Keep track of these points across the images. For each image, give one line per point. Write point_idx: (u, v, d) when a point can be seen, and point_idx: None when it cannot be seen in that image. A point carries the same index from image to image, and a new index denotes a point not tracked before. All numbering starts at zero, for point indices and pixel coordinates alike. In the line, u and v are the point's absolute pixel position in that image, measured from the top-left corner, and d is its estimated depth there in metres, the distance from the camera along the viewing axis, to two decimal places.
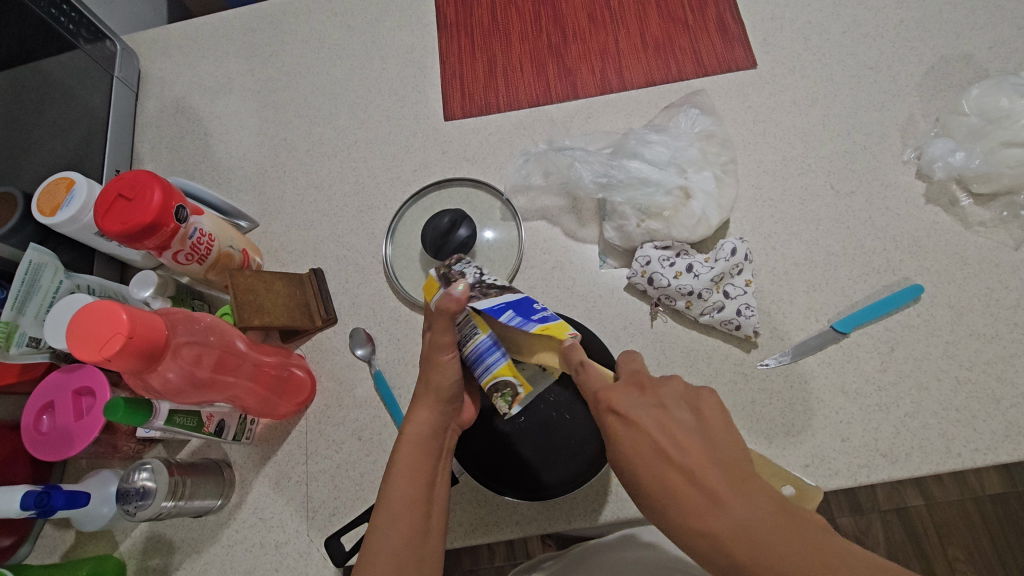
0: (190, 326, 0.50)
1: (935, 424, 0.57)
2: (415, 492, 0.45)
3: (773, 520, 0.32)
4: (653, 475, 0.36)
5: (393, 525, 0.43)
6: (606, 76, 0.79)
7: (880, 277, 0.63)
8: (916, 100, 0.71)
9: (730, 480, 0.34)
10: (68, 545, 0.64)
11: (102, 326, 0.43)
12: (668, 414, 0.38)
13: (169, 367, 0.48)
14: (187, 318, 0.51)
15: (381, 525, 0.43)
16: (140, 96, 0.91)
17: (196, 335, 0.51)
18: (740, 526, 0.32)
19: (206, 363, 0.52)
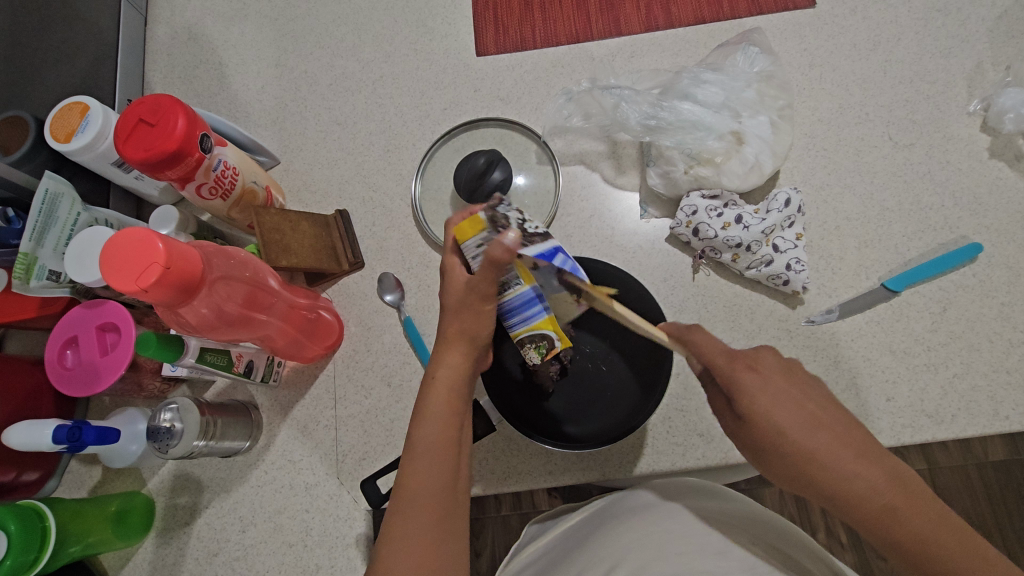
0: (230, 266, 0.49)
1: (984, 386, 0.55)
2: (443, 434, 0.42)
3: (912, 500, 0.36)
4: (786, 436, 0.39)
5: (430, 470, 0.41)
6: (651, 11, 0.73)
7: (936, 235, 0.61)
8: (986, 47, 0.66)
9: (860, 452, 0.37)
10: (95, 481, 0.64)
11: (138, 256, 0.40)
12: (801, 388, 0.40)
13: (203, 302, 0.45)
14: (223, 254, 0.48)
15: (415, 470, 0.41)
16: (148, 22, 0.85)
17: (236, 276, 0.49)
18: (865, 492, 0.36)
19: (239, 301, 0.50)
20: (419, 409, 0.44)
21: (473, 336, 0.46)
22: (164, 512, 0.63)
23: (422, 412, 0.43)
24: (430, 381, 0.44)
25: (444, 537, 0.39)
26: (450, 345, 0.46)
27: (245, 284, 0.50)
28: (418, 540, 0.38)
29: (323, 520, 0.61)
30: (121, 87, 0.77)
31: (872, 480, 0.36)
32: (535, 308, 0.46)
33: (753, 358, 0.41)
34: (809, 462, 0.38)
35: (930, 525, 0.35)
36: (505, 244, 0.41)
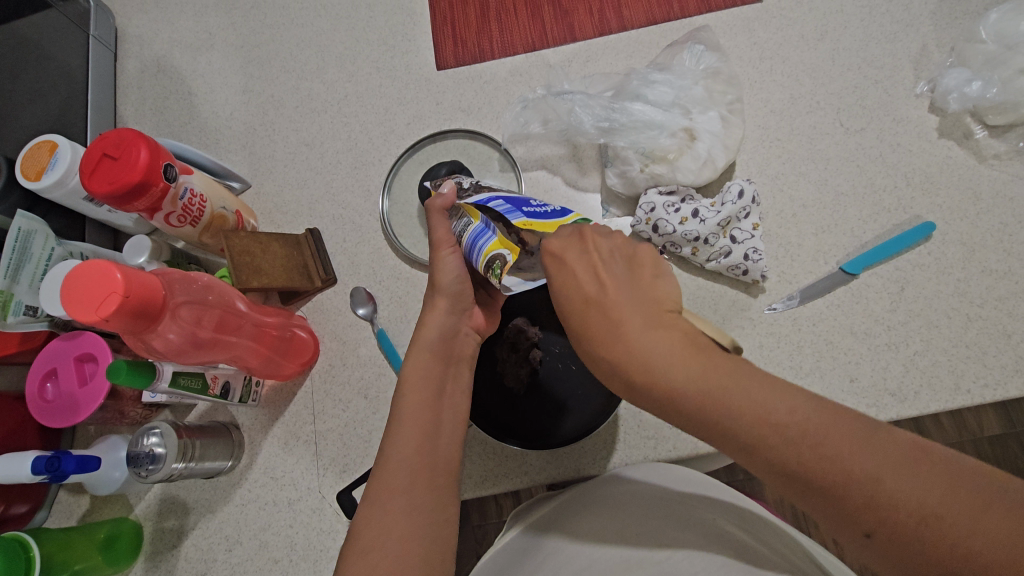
0: (196, 292, 0.50)
1: (944, 361, 0.56)
2: (424, 397, 0.46)
3: (713, 368, 0.32)
4: (578, 318, 0.37)
5: (407, 427, 0.44)
6: (604, 16, 0.75)
7: (890, 216, 0.62)
8: (930, 29, 0.67)
9: (648, 320, 0.35)
10: (84, 510, 0.65)
11: (96, 286, 0.42)
12: (597, 262, 0.38)
13: (169, 327, 0.47)
14: (187, 281, 0.50)
15: (397, 427, 0.44)
16: (118, 56, 0.87)
17: (199, 297, 0.50)
18: (644, 359, 0.33)
19: (206, 323, 0.51)
20: (401, 372, 0.47)
21: (450, 293, 0.50)
22: (152, 536, 0.64)
23: (404, 376, 0.47)
24: (415, 349, 0.48)
25: (420, 491, 0.42)
26: (431, 306, 0.50)
27: (211, 304, 0.52)
28: (394, 495, 0.41)
29: (308, 534, 0.62)
30: (93, 122, 0.79)
31: (650, 346, 0.34)
32: (485, 233, 0.46)
33: (551, 246, 0.39)
34: (590, 340, 0.36)
35: (760, 422, 0.30)
36: (443, 195, 0.52)
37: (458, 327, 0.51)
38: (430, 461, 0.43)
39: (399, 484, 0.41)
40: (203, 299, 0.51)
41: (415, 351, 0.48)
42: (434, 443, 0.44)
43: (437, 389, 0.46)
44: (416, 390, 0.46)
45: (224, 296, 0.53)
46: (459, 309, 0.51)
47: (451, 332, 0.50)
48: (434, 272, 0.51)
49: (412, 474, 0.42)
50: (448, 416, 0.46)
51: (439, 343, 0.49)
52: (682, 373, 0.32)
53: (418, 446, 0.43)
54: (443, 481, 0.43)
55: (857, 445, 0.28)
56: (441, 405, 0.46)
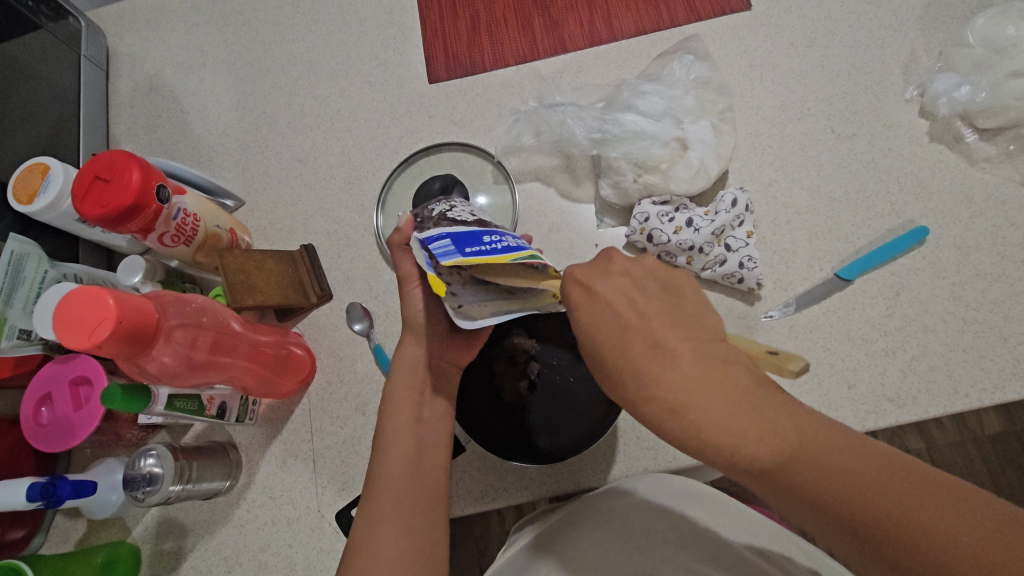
0: (192, 315, 0.50)
1: (942, 366, 0.56)
2: (402, 427, 0.46)
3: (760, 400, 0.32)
4: (616, 345, 0.36)
5: (391, 455, 0.45)
6: (594, 27, 0.75)
7: (884, 221, 0.62)
8: (918, 34, 0.68)
9: (693, 345, 0.34)
10: (81, 534, 0.65)
11: (90, 312, 0.42)
12: (632, 286, 0.38)
13: (164, 350, 0.47)
14: (181, 304, 0.49)
15: (377, 459, 0.45)
16: (110, 76, 0.87)
17: (195, 320, 0.50)
18: (691, 387, 0.32)
19: (201, 345, 0.50)
20: (381, 405, 0.48)
21: (420, 324, 0.49)
22: (151, 559, 0.63)
23: (383, 408, 0.48)
24: (392, 383, 0.49)
25: (404, 519, 0.42)
26: (404, 339, 0.50)
27: (207, 327, 0.51)
28: (380, 522, 0.41)
29: (307, 554, 0.61)
30: (85, 142, 0.79)
31: (696, 374, 0.32)
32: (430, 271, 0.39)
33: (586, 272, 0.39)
34: (628, 369, 0.34)
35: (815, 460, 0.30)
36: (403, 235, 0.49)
37: (435, 354, 0.50)
38: (414, 487, 0.44)
39: (385, 511, 0.42)
40: (199, 323, 0.51)
41: (392, 382, 0.49)
42: (415, 473, 0.44)
43: (413, 419, 0.47)
44: (395, 421, 0.47)
45: (218, 322, 0.53)
46: (435, 336, 0.50)
47: (426, 361, 0.50)
48: (404, 307, 0.50)
49: (395, 502, 0.42)
50: (430, 440, 0.47)
51: (413, 373, 0.49)
52: (729, 404, 0.31)
53: (403, 472, 0.44)
54: (427, 505, 0.43)
55: (906, 487, 0.28)
56: (424, 432, 0.47)
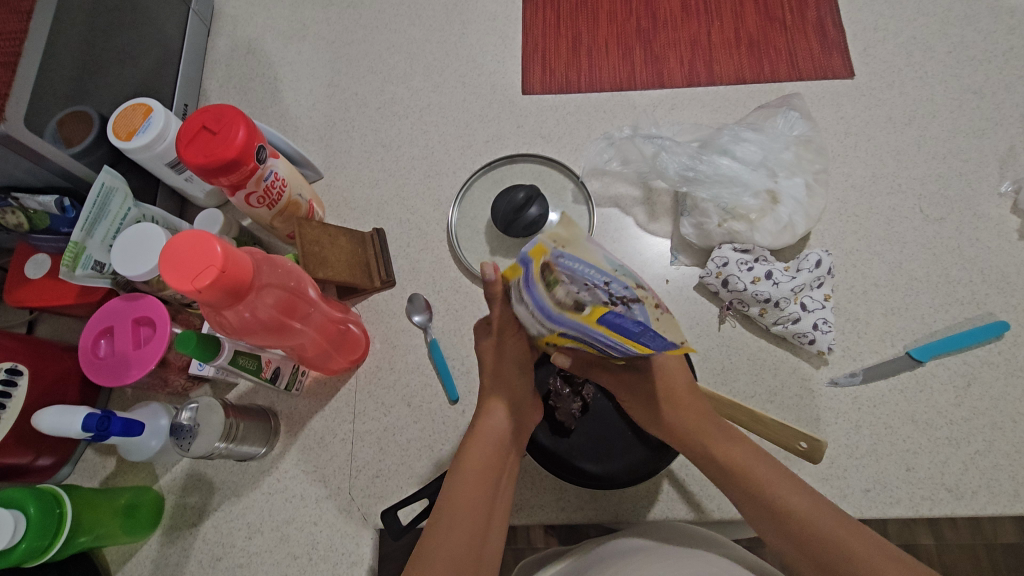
0: (279, 282, 0.50)
1: (1005, 466, 0.55)
2: (477, 486, 0.45)
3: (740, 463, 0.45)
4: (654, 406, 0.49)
5: (454, 510, 0.43)
6: (695, 68, 0.76)
7: (962, 309, 0.61)
8: (1019, 131, 0.68)
9: (702, 420, 0.48)
10: (108, 472, 0.64)
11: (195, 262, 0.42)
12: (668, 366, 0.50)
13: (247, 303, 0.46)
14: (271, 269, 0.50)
15: (442, 509, 0.44)
16: (211, 32, 0.89)
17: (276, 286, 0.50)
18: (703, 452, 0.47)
19: (281, 307, 0.50)
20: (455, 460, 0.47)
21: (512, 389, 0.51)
22: (173, 511, 0.63)
23: (458, 464, 0.46)
24: (470, 437, 0.48)
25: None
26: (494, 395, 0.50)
27: (289, 293, 0.51)
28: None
29: (330, 535, 0.60)
30: (179, 92, 0.80)
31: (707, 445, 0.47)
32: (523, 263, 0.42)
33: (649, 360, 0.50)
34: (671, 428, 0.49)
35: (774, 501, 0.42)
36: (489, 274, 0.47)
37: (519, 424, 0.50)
38: (471, 550, 0.42)
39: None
40: (282, 288, 0.51)
41: (475, 441, 0.47)
42: (483, 538, 0.43)
43: (492, 482, 0.46)
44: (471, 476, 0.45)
45: (302, 293, 0.53)
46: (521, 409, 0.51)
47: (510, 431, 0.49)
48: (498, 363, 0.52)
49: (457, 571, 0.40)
50: (500, 509, 0.46)
51: (497, 441, 0.48)
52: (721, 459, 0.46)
53: (463, 535, 0.42)
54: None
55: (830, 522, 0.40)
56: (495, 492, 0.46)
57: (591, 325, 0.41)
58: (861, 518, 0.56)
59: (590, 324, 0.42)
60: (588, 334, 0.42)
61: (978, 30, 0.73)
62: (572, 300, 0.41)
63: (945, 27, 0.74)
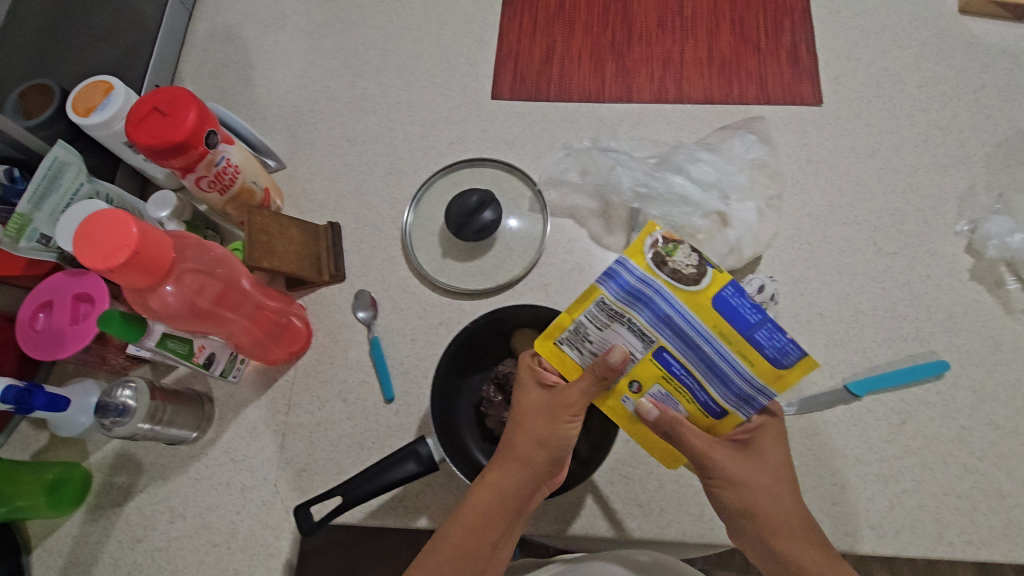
0: (207, 269, 0.51)
1: (932, 507, 0.55)
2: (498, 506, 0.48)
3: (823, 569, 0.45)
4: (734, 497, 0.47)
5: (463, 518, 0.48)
6: (665, 84, 0.76)
7: (904, 345, 0.61)
8: (981, 171, 0.67)
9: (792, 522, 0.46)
10: (40, 446, 0.65)
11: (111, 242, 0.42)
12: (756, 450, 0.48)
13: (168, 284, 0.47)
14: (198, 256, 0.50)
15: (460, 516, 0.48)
16: (192, 15, 0.89)
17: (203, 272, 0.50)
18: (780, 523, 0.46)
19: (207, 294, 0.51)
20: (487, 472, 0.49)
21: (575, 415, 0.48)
22: (99, 489, 0.63)
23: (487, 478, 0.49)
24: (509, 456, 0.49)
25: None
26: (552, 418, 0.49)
27: (218, 280, 0.52)
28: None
29: (251, 525, 0.60)
30: (152, 73, 0.80)
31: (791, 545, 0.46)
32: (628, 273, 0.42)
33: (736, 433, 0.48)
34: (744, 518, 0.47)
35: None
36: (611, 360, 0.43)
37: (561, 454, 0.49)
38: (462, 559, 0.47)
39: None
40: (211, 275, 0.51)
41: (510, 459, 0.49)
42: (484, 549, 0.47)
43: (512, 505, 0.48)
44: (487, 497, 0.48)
45: (236, 283, 0.54)
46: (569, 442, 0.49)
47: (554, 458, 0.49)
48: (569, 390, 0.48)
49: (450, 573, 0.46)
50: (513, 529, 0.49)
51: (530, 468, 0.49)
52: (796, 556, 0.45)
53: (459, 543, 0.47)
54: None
55: None
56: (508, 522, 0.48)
57: (706, 308, 0.40)
58: None
59: (704, 316, 0.41)
60: (703, 322, 0.41)
61: (951, 65, 0.73)
62: (693, 269, 0.40)
63: (918, 60, 0.73)
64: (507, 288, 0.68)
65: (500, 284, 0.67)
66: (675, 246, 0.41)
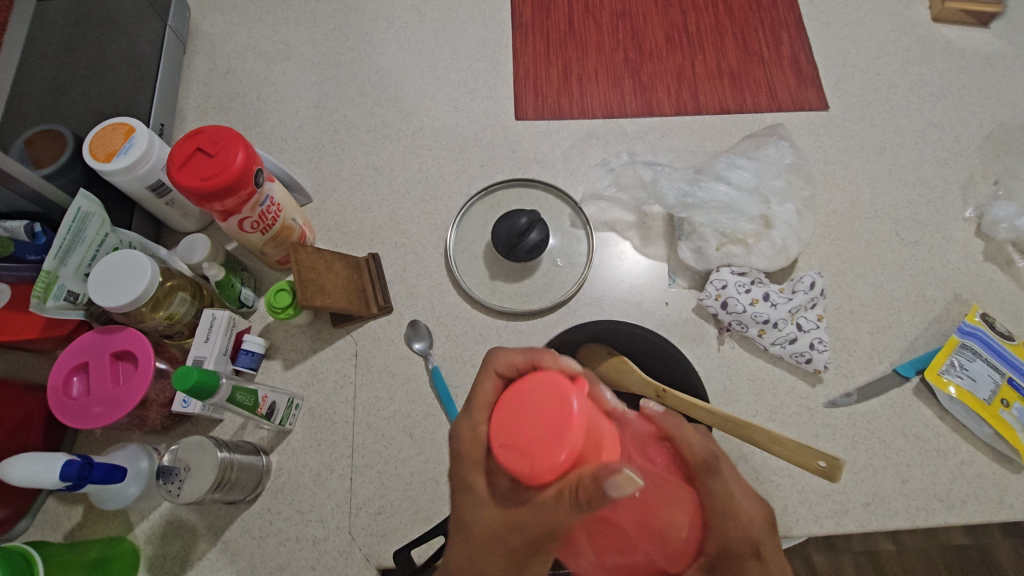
0: (638, 510, 0.36)
1: (990, 474, 0.59)
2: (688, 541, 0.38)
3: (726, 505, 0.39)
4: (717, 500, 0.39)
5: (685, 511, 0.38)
6: (681, 97, 0.79)
7: (940, 325, 0.65)
8: (976, 161, 0.74)
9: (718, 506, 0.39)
10: (73, 523, 0.59)
11: (534, 427, 0.34)
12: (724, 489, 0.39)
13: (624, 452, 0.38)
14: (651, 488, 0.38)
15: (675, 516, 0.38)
16: (187, 50, 0.86)
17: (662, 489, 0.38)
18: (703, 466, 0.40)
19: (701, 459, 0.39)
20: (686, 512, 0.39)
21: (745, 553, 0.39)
22: (150, 562, 0.58)
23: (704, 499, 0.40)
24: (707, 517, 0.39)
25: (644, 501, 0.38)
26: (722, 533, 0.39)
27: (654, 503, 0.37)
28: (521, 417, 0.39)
29: None
30: (157, 112, 0.76)
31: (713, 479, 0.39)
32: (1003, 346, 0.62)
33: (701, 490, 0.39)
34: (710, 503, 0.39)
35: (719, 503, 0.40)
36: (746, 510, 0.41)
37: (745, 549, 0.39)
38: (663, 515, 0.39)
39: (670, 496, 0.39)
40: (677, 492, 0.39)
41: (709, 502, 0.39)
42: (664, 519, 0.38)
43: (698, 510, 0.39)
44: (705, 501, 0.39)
45: (656, 550, 0.37)
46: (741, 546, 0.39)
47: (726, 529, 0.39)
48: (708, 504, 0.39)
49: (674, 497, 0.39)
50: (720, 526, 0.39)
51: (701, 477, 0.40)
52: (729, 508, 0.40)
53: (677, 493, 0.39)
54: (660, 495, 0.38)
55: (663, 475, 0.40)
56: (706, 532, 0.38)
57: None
58: (862, 531, 0.58)
59: None
60: None
61: (934, 68, 0.80)
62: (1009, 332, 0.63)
63: (905, 65, 0.80)
64: (562, 305, 0.68)
65: (555, 302, 0.67)
66: (992, 320, 0.63)
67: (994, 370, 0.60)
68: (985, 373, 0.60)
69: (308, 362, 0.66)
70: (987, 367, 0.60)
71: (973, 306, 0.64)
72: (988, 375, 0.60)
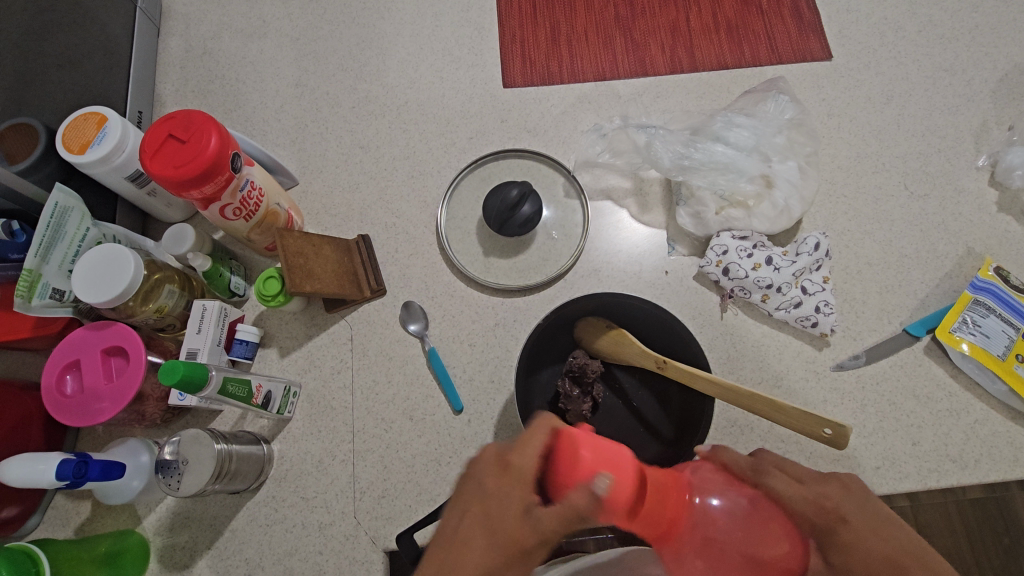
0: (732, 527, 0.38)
1: (1003, 432, 0.57)
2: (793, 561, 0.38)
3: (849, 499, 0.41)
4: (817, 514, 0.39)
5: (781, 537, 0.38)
6: (676, 54, 0.75)
7: (951, 282, 0.63)
8: (990, 107, 0.70)
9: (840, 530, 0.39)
10: (82, 519, 0.59)
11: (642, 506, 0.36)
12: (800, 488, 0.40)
13: (710, 496, 0.39)
14: (765, 526, 0.39)
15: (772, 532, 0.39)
16: (161, 32, 0.82)
17: (776, 520, 0.39)
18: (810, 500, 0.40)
19: (768, 472, 0.41)
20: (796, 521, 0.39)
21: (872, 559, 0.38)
22: (161, 553, 0.59)
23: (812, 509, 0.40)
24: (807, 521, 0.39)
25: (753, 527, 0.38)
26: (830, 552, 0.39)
27: (782, 546, 0.38)
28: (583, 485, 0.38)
29: (338, 562, 0.58)
30: (133, 100, 0.74)
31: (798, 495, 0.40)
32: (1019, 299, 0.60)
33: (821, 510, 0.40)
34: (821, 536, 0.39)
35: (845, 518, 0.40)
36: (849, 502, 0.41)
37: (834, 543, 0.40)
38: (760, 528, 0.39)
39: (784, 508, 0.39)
40: (795, 519, 0.39)
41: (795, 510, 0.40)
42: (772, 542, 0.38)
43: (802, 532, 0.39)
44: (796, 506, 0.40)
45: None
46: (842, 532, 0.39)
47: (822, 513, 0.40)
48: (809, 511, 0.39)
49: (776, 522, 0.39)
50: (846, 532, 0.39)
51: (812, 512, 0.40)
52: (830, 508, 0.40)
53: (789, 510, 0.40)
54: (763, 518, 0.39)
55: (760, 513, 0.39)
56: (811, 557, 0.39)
57: None
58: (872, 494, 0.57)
59: None
60: None
61: (945, 8, 0.75)
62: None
63: (913, 6, 0.75)
64: (559, 278, 0.66)
65: (552, 276, 0.65)
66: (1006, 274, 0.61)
67: (1009, 323, 0.58)
68: (999, 327, 0.58)
69: (304, 349, 0.65)
70: (1001, 320, 0.58)
71: (987, 260, 0.61)
72: (1002, 329, 0.58)
